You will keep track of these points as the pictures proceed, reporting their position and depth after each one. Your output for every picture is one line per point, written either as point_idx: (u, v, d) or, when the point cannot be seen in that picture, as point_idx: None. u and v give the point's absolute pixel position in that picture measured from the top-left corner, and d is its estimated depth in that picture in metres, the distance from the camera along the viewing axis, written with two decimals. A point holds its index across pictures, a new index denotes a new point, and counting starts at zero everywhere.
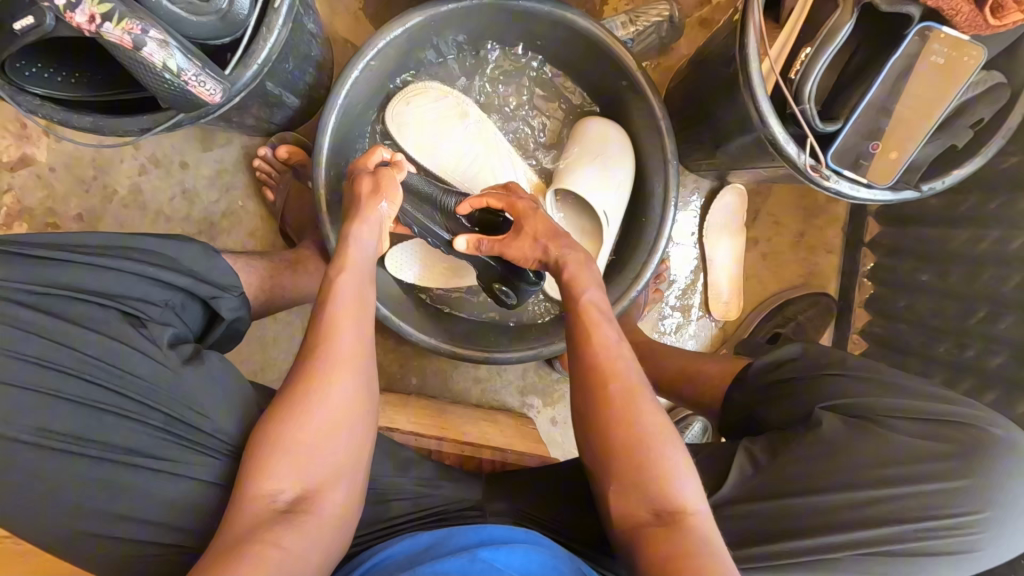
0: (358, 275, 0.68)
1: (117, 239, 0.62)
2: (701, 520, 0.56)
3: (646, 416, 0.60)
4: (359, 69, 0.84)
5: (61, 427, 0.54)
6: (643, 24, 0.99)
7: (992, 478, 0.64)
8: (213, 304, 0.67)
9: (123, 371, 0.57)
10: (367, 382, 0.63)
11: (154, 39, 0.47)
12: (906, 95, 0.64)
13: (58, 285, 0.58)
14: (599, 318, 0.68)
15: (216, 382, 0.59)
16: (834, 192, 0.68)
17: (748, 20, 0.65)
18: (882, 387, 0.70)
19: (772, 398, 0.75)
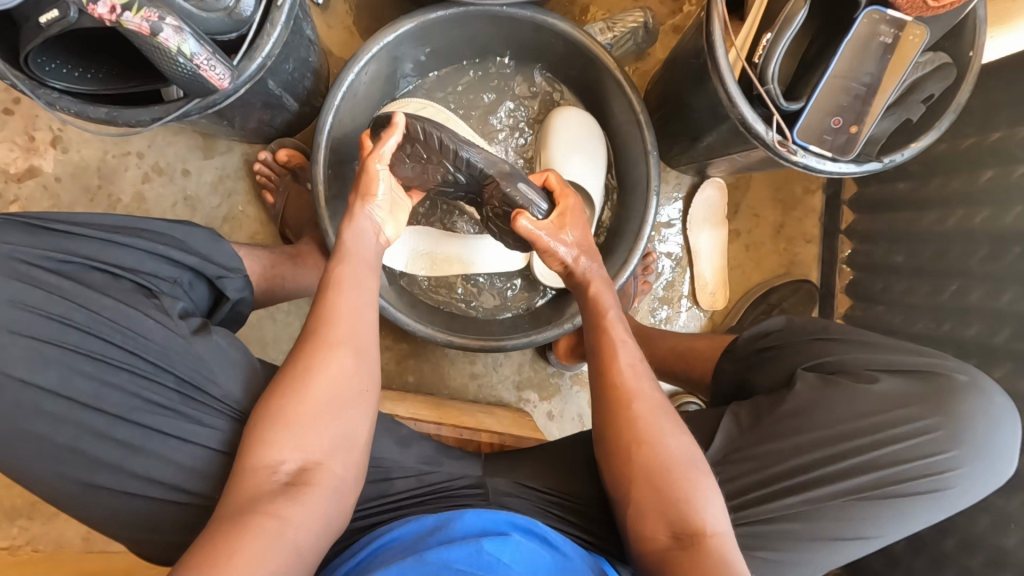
0: (356, 264, 0.72)
1: (133, 221, 0.67)
2: (721, 541, 0.60)
3: (667, 435, 0.66)
4: (354, 73, 0.89)
5: (81, 385, 0.59)
6: (619, 31, 1.07)
7: (959, 420, 0.67)
8: (219, 285, 0.72)
9: (137, 337, 0.61)
10: (364, 363, 0.66)
11: (170, 25, 0.51)
12: (861, 74, 0.70)
13: (79, 257, 0.62)
14: (619, 340, 0.74)
15: (223, 351, 0.64)
16: (802, 166, 0.73)
17: (713, 11, 0.71)
18: (857, 345, 0.74)
19: (754, 363, 0.79)
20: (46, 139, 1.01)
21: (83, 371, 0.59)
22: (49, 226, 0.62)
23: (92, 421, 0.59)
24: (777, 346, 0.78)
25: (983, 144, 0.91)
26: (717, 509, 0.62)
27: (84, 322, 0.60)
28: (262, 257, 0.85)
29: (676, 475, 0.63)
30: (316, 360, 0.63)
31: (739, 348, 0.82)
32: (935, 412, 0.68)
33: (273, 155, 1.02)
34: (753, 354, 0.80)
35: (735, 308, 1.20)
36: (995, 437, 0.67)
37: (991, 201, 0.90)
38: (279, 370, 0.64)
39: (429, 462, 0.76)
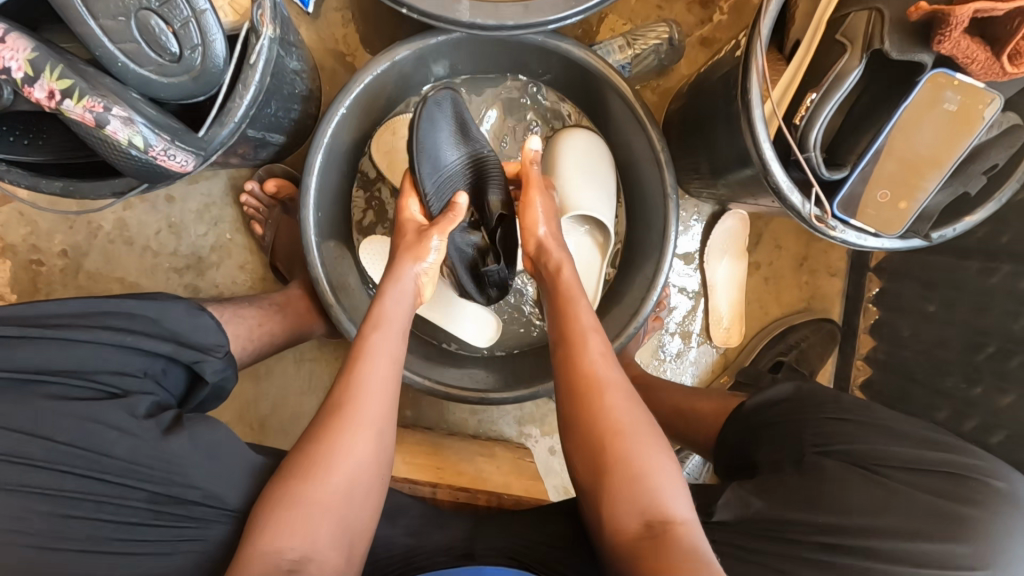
0: (390, 334, 0.68)
1: (94, 305, 0.58)
2: (690, 531, 0.56)
3: (634, 424, 0.63)
4: (345, 106, 0.80)
5: (33, 526, 0.47)
6: (640, 48, 0.96)
7: (987, 531, 0.58)
8: (197, 368, 0.63)
9: (99, 455, 0.51)
10: (385, 444, 0.61)
11: (118, 115, 0.44)
12: (917, 142, 0.61)
13: (27, 366, 0.52)
14: (587, 328, 0.72)
15: (204, 454, 0.54)
16: (840, 242, 0.65)
17: (751, 64, 0.62)
18: (883, 432, 0.68)
19: (754, 437, 0.76)
20: None
21: (40, 505, 0.48)
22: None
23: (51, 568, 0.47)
24: (782, 423, 0.73)
25: None
26: (683, 499, 0.60)
27: (33, 449, 0.49)
28: (247, 317, 0.76)
29: (642, 459, 0.60)
30: (336, 441, 0.58)
31: (742, 414, 0.79)
32: (963, 526, 0.59)
33: (262, 185, 0.95)
34: (760, 426, 0.76)
35: (751, 345, 1.14)
36: None
37: None
38: (297, 445, 0.60)
39: (416, 537, 0.72)
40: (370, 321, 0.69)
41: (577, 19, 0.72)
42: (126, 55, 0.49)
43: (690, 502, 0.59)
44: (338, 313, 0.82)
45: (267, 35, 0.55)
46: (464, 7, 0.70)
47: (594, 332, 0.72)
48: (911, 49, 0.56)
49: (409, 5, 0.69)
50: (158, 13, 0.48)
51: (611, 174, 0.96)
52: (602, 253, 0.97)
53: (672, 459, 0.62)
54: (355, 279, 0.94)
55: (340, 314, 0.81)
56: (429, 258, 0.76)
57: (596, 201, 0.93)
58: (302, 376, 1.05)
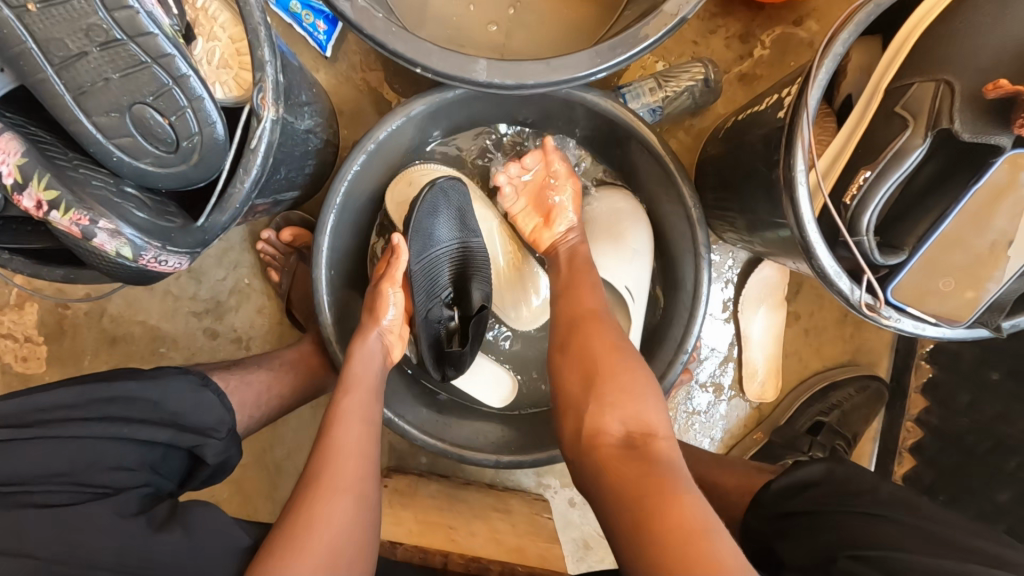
0: (365, 394, 0.66)
1: (92, 391, 0.55)
2: (668, 446, 0.58)
3: (620, 349, 0.65)
4: (360, 162, 0.76)
5: None
6: (672, 90, 0.90)
7: None
8: (197, 452, 0.60)
9: (78, 563, 0.47)
10: (367, 512, 0.57)
11: (105, 228, 0.42)
12: (990, 228, 0.54)
13: (14, 471, 0.49)
14: (592, 283, 0.75)
15: (188, 556, 0.49)
16: (894, 330, 0.58)
17: (797, 135, 0.56)
18: (941, 543, 0.61)
19: (783, 532, 0.69)
20: None
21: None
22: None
23: None
24: (812, 519, 0.67)
25: None
26: (661, 414, 0.61)
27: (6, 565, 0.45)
28: (254, 382, 0.74)
29: (631, 386, 0.62)
30: (317, 508, 0.54)
31: (770, 504, 0.72)
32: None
33: (278, 233, 0.93)
34: (786, 515, 0.70)
35: (789, 401, 1.06)
36: None
37: None
38: (273, 527, 0.54)
39: None
40: (344, 385, 0.67)
41: (604, 75, 0.67)
42: (123, 150, 0.47)
43: (665, 415, 0.61)
44: None
45: (269, 117, 0.52)
46: (481, 67, 0.65)
47: (597, 286, 0.74)
48: (986, 130, 0.50)
49: (424, 65, 0.65)
50: (153, 106, 0.46)
51: (644, 230, 0.89)
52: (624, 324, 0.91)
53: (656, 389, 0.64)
54: None
55: None
56: (386, 316, 0.73)
57: (615, 262, 0.88)
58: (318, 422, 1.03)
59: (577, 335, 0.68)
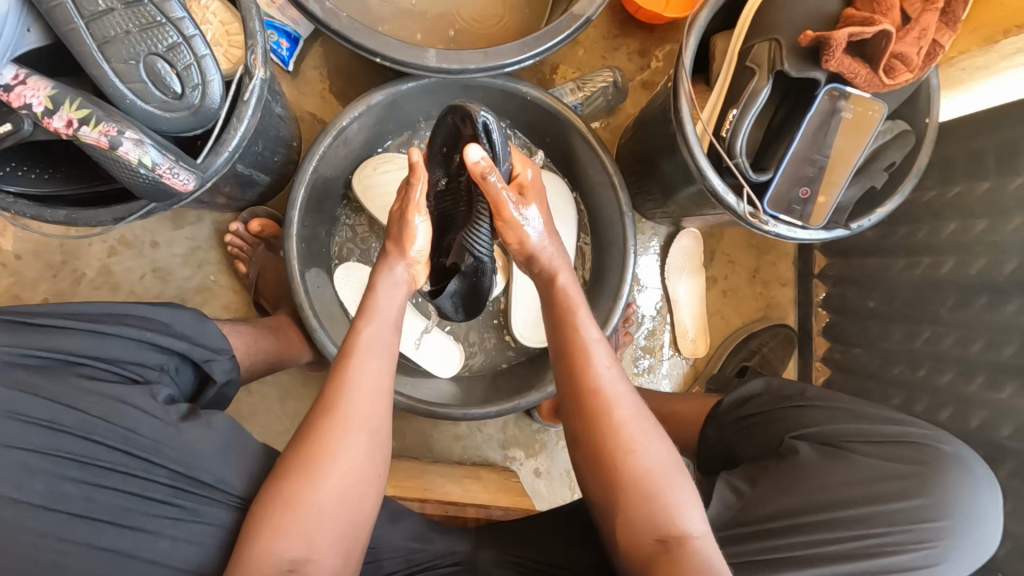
0: (381, 321, 0.69)
1: (118, 308, 0.64)
2: (703, 546, 0.60)
3: (621, 405, 0.65)
4: (326, 145, 0.87)
5: (69, 491, 0.52)
6: (589, 91, 1.08)
7: (944, 489, 0.64)
8: (206, 368, 0.69)
9: (126, 429, 0.56)
10: (376, 442, 0.62)
11: (130, 138, 0.50)
12: (826, 146, 0.72)
13: (58, 357, 0.57)
14: (590, 340, 0.70)
15: (217, 436, 0.59)
16: (774, 235, 0.75)
17: (680, 89, 0.73)
18: (853, 416, 0.71)
19: (735, 434, 0.76)
20: None
21: (77, 474, 0.53)
22: (33, 322, 0.57)
23: (81, 531, 0.52)
24: (756, 419, 0.75)
25: (941, 196, 0.92)
26: (697, 512, 0.62)
27: (71, 420, 0.54)
28: (244, 333, 0.81)
29: (659, 481, 0.62)
30: (326, 446, 0.59)
31: (721, 417, 0.79)
32: (926, 490, 0.64)
33: (246, 226, 0.99)
34: (737, 424, 0.77)
35: (718, 354, 1.20)
36: (979, 512, 0.64)
37: (955, 253, 0.90)
38: (287, 444, 0.61)
39: (419, 539, 0.73)
40: (362, 313, 0.70)
41: (531, 62, 0.83)
42: (134, 93, 0.54)
43: (705, 519, 0.62)
44: (321, 338, 0.86)
45: (258, 76, 0.63)
46: (430, 55, 0.80)
47: (598, 344, 0.70)
48: (806, 67, 0.68)
49: (383, 54, 0.79)
50: (163, 57, 0.56)
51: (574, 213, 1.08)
52: None
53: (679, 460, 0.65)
54: (337, 303, 0.99)
55: (322, 335, 0.86)
56: (413, 245, 0.76)
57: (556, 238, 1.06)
58: (287, 413, 1.06)
59: (568, 333, 0.71)
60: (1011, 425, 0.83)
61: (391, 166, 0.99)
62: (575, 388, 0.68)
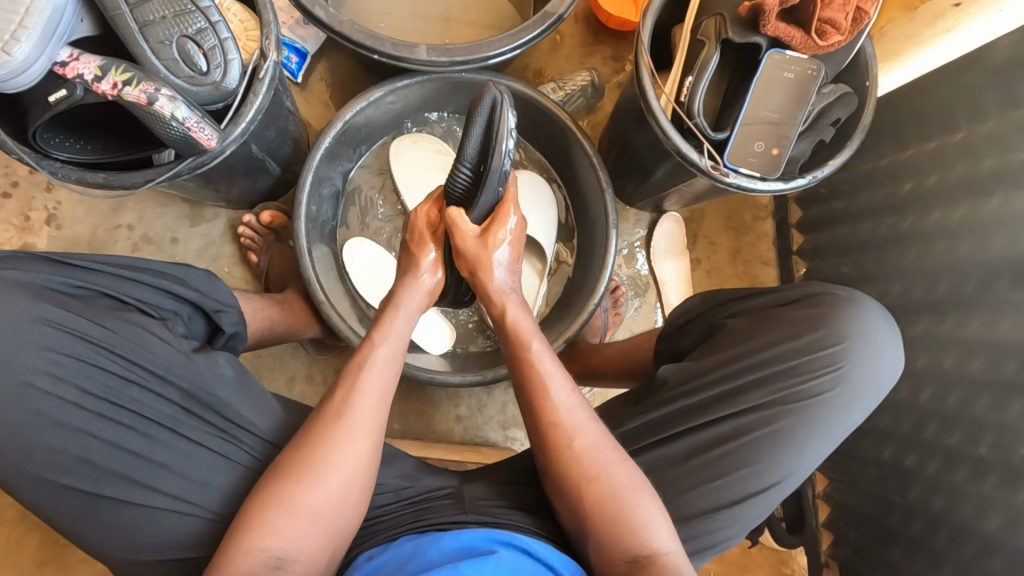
0: (395, 345, 0.74)
1: (138, 262, 0.68)
2: (671, 563, 0.62)
3: (578, 422, 0.69)
4: (330, 138, 0.97)
5: (98, 395, 0.59)
6: (569, 89, 1.18)
7: (841, 324, 0.71)
8: (215, 319, 0.74)
9: (145, 353, 0.62)
10: (372, 452, 0.66)
11: (165, 95, 0.60)
12: (772, 104, 0.81)
13: (87, 289, 0.62)
14: (546, 372, 0.73)
15: (223, 372, 0.65)
16: (736, 186, 0.83)
17: (640, 62, 0.82)
18: (767, 291, 0.77)
19: (676, 338, 0.83)
20: (41, 218, 1.06)
21: (101, 385, 0.59)
22: (66, 259, 0.63)
23: (108, 431, 0.59)
24: (692, 320, 0.82)
25: (896, 160, 1.00)
26: (666, 528, 0.64)
27: (100, 335, 0.61)
28: (254, 302, 0.87)
29: (624, 502, 0.65)
30: (325, 454, 0.63)
31: (666, 328, 0.85)
32: (825, 322, 0.71)
33: (258, 218, 1.07)
34: (677, 330, 0.83)
35: None
36: (871, 331, 0.71)
37: (914, 208, 0.97)
38: (284, 451, 0.65)
39: (407, 477, 0.79)
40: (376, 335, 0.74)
41: (513, 53, 0.93)
42: (167, 69, 0.64)
43: (672, 533, 0.64)
44: (328, 311, 0.92)
45: (272, 58, 0.73)
46: (421, 50, 0.91)
47: (553, 376, 0.73)
48: (748, 33, 0.78)
49: (380, 51, 0.90)
50: (192, 39, 0.66)
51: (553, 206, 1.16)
52: (542, 276, 1.15)
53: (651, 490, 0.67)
54: (338, 282, 1.05)
55: (328, 307, 0.92)
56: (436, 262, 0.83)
57: (536, 225, 1.14)
58: (293, 396, 1.08)
59: (523, 364, 0.74)
60: (983, 359, 0.86)
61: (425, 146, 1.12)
62: (540, 427, 0.70)
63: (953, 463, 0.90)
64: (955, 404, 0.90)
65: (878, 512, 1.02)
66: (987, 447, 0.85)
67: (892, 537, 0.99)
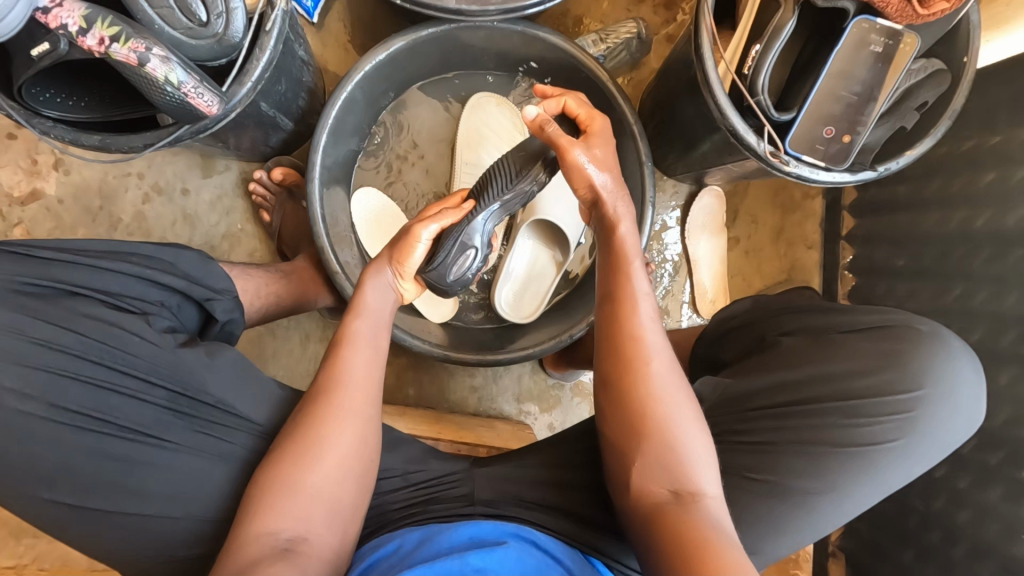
0: (374, 321, 0.70)
1: (121, 246, 0.65)
2: (714, 505, 0.56)
3: (655, 345, 0.62)
4: (348, 90, 0.88)
5: (76, 404, 0.58)
6: (612, 42, 1.05)
7: (918, 369, 0.64)
8: (208, 307, 0.70)
9: (125, 355, 0.60)
10: (371, 431, 0.63)
11: (157, 55, 0.54)
12: (852, 82, 0.70)
13: (61, 288, 0.60)
14: (639, 289, 0.64)
15: (211, 369, 0.62)
16: (795, 176, 0.73)
17: (702, 24, 0.70)
18: (836, 309, 0.70)
19: (721, 342, 0.79)
20: (48, 161, 1.01)
21: (78, 395, 0.58)
22: (34, 254, 0.59)
23: (89, 443, 0.57)
24: (742, 326, 0.77)
25: (980, 149, 0.88)
26: (711, 471, 0.58)
27: (73, 343, 0.58)
28: (256, 277, 0.83)
29: (678, 433, 0.58)
30: (324, 428, 0.61)
31: (709, 332, 0.82)
32: (897, 364, 0.64)
33: (270, 174, 1.02)
34: (720, 337, 0.79)
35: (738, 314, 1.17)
36: (956, 381, 0.64)
37: (991, 207, 0.87)
38: (292, 413, 0.63)
39: (418, 460, 0.77)
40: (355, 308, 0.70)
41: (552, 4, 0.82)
42: (161, 18, 0.56)
43: (716, 477, 0.58)
44: (341, 279, 0.87)
45: (279, 7, 0.65)
46: None
47: (646, 296, 0.64)
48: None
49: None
50: None
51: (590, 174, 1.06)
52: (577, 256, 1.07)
53: (702, 426, 0.60)
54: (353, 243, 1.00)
55: (342, 277, 0.87)
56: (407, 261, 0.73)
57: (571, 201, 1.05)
58: (307, 359, 1.06)
59: (618, 277, 0.65)
60: None
61: (479, 107, 1.04)
62: (610, 343, 0.63)
63: (988, 484, 0.86)
64: (1003, 423, 0.84)
65: (895, 517, 0.99)
66: None
67: (906, 542, 0.96)
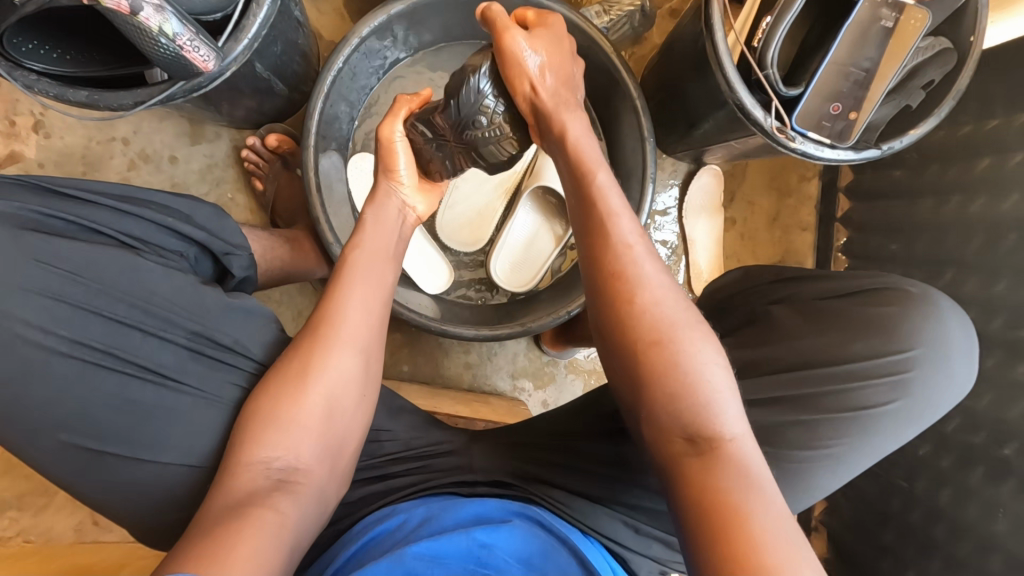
0: (374, 254, 0.68)
1: (141, 193, 0.64)
2: (739, 448, 0.53)
3: (648, 284, 0.60)
4: (345, 56, 0.85)
5: (96, 340, 0.57)
6: (616, 14, 1.03)
7: (909, 329, 0.65)
8: (225, 261, 0.69)
9: (147, 293, 0.59)
10: (365, 363, 0.62)
11: (151, 4, 0.51)
12: (862, 58, 0.70)
13: (84, 226, 0.59)
14: (619, 220, 0.63)
15: (233, 311, 0.62)
16: (800, 153, 0.72)
17: None
18: (828, 280, 0.72)
19: (717, 318, 0.80)
20: (27, 124, 0.97)
21: (98, 332, 0.57)
22: (66, 192, 0.60)
23: (107, 381, 0.56)
24: (741, 298, 0.78)
25: (978, 133, 0.88)
26: (732, 410, 0.55)
27: (96, 277, 0.57)
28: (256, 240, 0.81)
29: (688, 372, 0.56)
30: (312, 362, 0.60)
31: (704, 306, 0.83)
32: (890, 327, 0.66)
33: (263, 140, 0.98)
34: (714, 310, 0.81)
35: None
36: (943, 339, 0.66)
37: (985, 191, 0.87)
38: (281, 356, 0.62)
39: (417, 431, 0.77)
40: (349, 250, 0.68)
41: None
42: None
43: (739, 415, 0.55)
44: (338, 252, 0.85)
45: None
46: None
47: (625, 225, 0.64)
48: None
49: None
50: None
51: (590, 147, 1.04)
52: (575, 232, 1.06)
53: (720, 363, 0.57)
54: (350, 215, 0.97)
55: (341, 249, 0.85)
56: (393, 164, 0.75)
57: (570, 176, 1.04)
58: None
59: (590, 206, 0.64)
60: None
61: None
62: (604, 284, 0.61)
63: (971, 461, 0.88)
64: (988, 404, 0.86)
65: (879, 493, 1.01)
66: (1014, 450, 0.83)
67: (887, 517, 0.99)
